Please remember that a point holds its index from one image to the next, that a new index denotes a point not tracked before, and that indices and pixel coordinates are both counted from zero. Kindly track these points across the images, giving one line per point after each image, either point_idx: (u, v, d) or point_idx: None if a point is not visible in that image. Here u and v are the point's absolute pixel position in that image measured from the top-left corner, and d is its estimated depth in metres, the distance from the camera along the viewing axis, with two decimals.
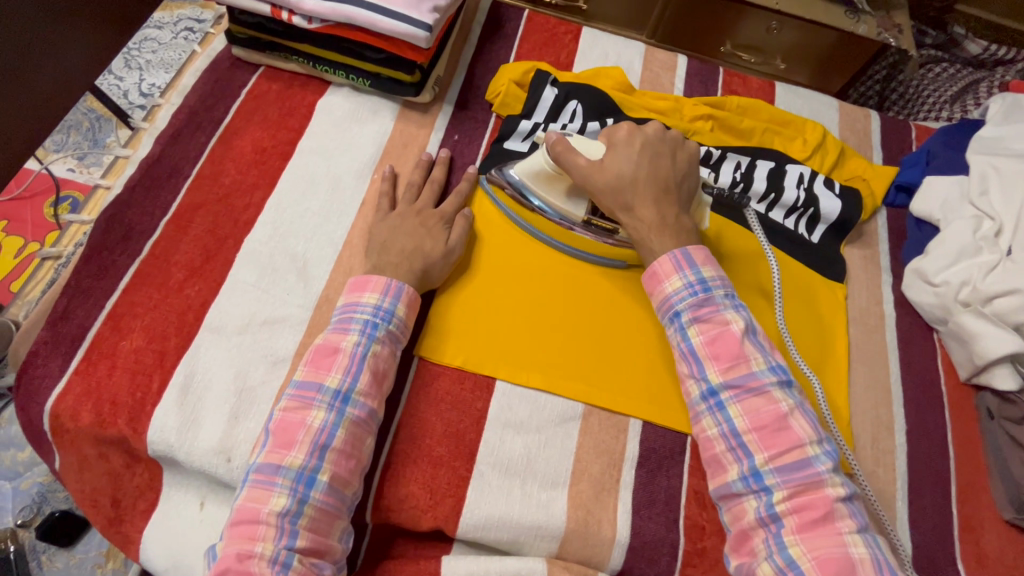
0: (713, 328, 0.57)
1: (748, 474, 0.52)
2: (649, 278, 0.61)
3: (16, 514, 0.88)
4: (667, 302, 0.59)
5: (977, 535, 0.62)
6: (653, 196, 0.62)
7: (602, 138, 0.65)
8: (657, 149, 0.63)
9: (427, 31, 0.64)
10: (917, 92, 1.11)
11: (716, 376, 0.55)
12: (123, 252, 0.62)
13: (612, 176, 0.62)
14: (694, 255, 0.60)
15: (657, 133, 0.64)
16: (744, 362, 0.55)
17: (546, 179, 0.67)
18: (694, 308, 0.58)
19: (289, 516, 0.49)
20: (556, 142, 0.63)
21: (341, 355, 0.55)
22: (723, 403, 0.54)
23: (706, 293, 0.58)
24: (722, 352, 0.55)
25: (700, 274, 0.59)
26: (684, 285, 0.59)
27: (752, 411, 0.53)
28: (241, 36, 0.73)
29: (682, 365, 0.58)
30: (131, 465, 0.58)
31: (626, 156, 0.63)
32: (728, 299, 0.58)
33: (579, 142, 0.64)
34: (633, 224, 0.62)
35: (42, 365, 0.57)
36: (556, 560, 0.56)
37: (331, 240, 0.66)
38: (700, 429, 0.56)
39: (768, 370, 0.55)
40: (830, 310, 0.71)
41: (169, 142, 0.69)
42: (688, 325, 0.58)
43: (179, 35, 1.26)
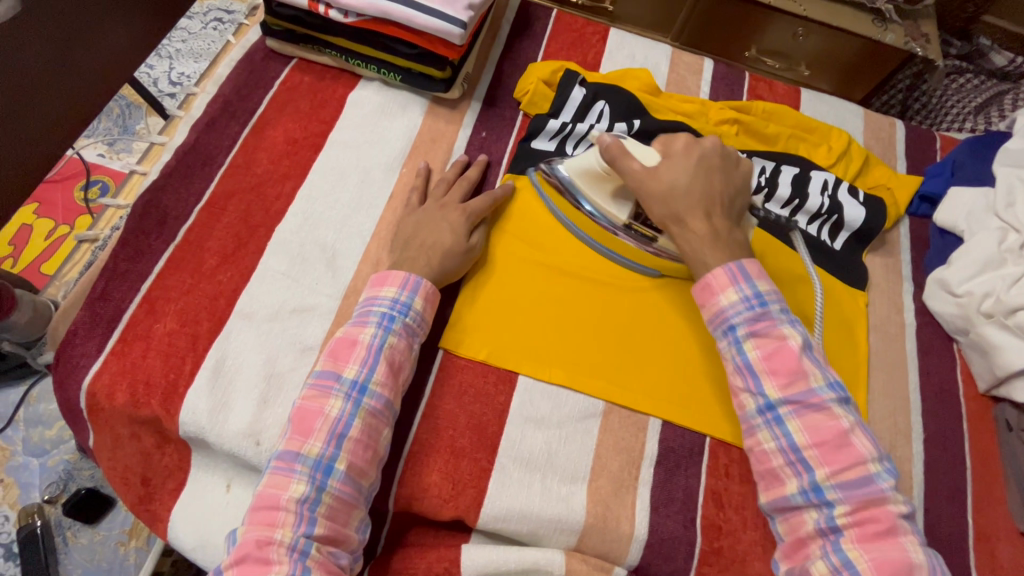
0: (770, 343, 0.56)
1: (808, 489, 0.52)
2: (701, 289, 0.60)
3: (43, 490, 0.90)
4: (722, 315, 0.58)
5: (992, 545, 0.62)
6: (706, 209, 0.62)
7: (658, 147, 0.65)
8: (714, 163, 0.64)
9: (461, 28, 0.65)
10: (941, 101, 1.12)
11: (774, 392, 0.55)
12: (159, 237, 0.64)
13: (666, 185, 0.62)
14: (748, 268, 0.59)
15: (714, 148, 0.64)
16: (803, 379, 0.55)
17: (595, 180, 0.67)
18: (750, 322, 0.57)
19: (308, 503, 0.50)
20: (611, 145, 0.63)
21: (359, 347, 0.56)
22: (781, 418, 0.54)
23: (763, 308, 0.57)
24: (780, 367, 0.55)
25: (755, 289, 0.58)
26: (740, 299, 0.58)
27: (813, 428, 0.53)
28: (276, 29, 0.74)
29: (736, 379, 0.57)
30: (161, 445, 0.59)
31: (683, 166, 0.63)
32: (784, 313, 0.58)
33: (636, 147, 0.64)
34: (683, 236, 0.62)
35: (79, 345, 0.58)
36: (574, 552, 0.57)
37: (360, 231, 0.67)
38: (755, 442, 0.56)
39: (827, 386, 0.55)
40: (854, 319, 0.71)
41: (204, 130, 0.70)
42: (744, 339, 0.57)
43: (209, 25, 1.28)
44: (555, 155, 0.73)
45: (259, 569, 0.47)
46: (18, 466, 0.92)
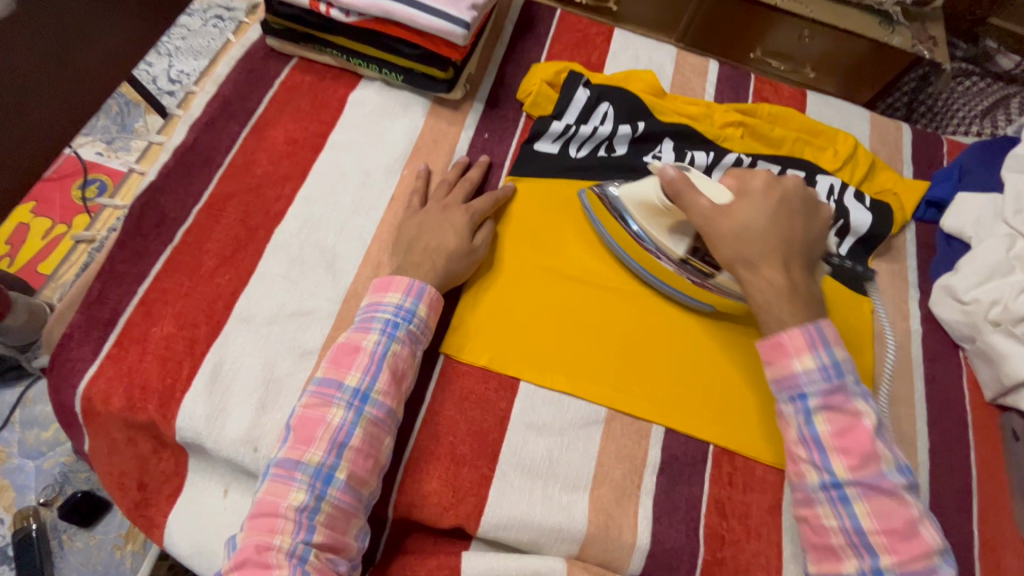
0: (843, 418, 0.53)
1: (869, 573, 0.49)
2: (770, 347, 0.55)
3: (38, 492, 0.90)
4: (793, 380, 0.54)
5: (997, 556, 0.61)
6: (780, 257, 0.57)
7: (731, 184, 0.61)
8: (792, 207, 0.60)
9: (465, 29, 0.64)
10: (947, 105, 1.10)
11: (843, 471, 0.51)
12: (156, 238, 0.63)
13: (740, 225, 0.58)
14: (827, 333, 0.55)
15: (795, 190, 0.60)
16: (876, 462, 0.51)
17: (652, 212, 0.63)
18: (825, 394, 0.53)
19: (307, 511, 0.49)
20: (675, 177, 0.59)
21: (362, 354, 0.55)
22: (848, 498, 0.51)
23: (839, 380, 0.53)
24: (853, 446, 0.51)
25: (833, 357, 0.54)
26: (816, 367, 0.54)
27: (882, 513, 0.50)
28: (276, 27, 0.73)
29: (799, 450, 0.54)
30: (158, 450, 0.59)
31: (760, 207, 0.59)
32: (859, 386, 0.54)
33: (703, 181, 0.60)
34: (752, 282, 0.57)
35: (74, 348, 0.57)
36: (575, 561, 0.56)
37: (360, 234, 0.66)
38: (812, 515, 0.52)
39: (899, 471, 0.51)
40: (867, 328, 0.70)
41: (202, 130, 0.69)
42: (815, 410, 0.53)
43: (209, 22, 1.27)
44: (559, 159, 0.72)
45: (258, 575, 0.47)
46: (14, 468, 0.91)
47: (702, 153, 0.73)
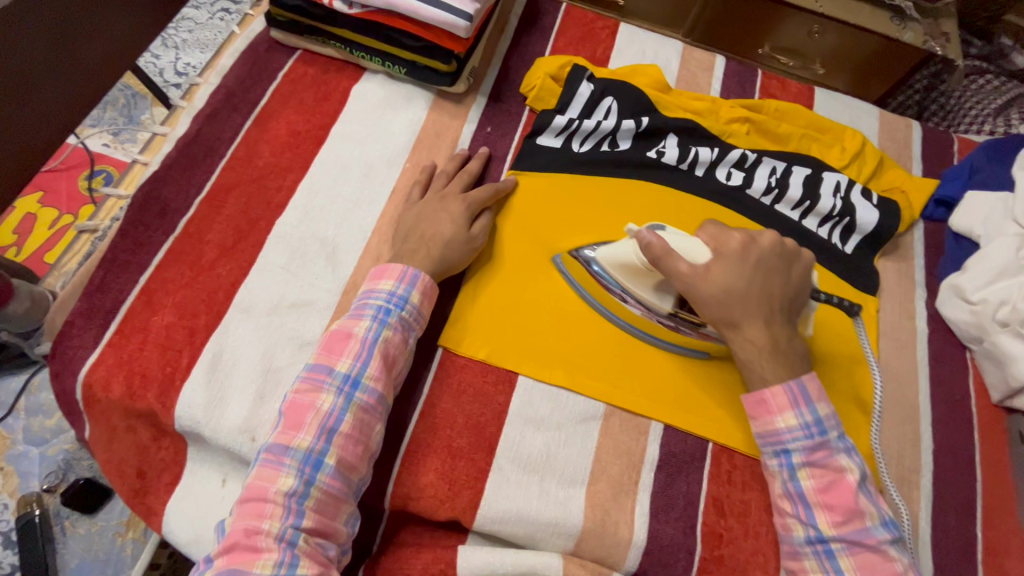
0: (826, 474, 0.53)
1: None
2: (755, 404, 0.56)
3: (42, 479, 0.91)
4: (777, 437, 0.55)
5: (1001, 560, 0.60)
6: (764, 316, 0.57)
7: (708, 240, 0.58)
8: (771, 265, 0.57)
9: (468, 21, 0.64)
10: (959, 103, 1.09)
11: (828, 527, 0.52)
12: (158, 228, 0.63)
13: (720, 289, 0.56)
14: (810, 389, 0.55)
15: (771, 246, 0.58)
16: (859, 518, 0.52)
17: (633, 272, 0.61)
18: (808, 451, 0.54)
19: (296, 497, 0.49)
20: (653, 243, 0.56)
21: (353, 340, 0.55)
22: (832, 552, 0.52)
23: (822, 437, 0.54)
24: (837, 503, 0.52)
25: (816, 414, 0.55)
26: (799, 424, 0.54)
27: (867, 568, 0.51)
28: (279, 19, 0.73)
29: (785, 503, 0.54)
30: (157, 438, 0.59)
31: (739, 268, 0.57)
32: (842, 441, 0.55)
33: (681, 242, 0.57)
34: (739, 344, 0.57)
35: (76, 335, 0.58)
36: (571, 557, 0.56)
37: (360, 226, 0.66)
38: (799, 568, 0.53)
39: (883, 525, 0.52)
40: (852, 347, 0.67)
41: (205, 121, 0.70)
42: (798, 467, 0.54)
43: (215, 15, 1.27)
44: (563, 153, 0.72)
45: (247, 558, 0.46)
46: (19, 454, 0.93)
47: (706, 149, 0.72)
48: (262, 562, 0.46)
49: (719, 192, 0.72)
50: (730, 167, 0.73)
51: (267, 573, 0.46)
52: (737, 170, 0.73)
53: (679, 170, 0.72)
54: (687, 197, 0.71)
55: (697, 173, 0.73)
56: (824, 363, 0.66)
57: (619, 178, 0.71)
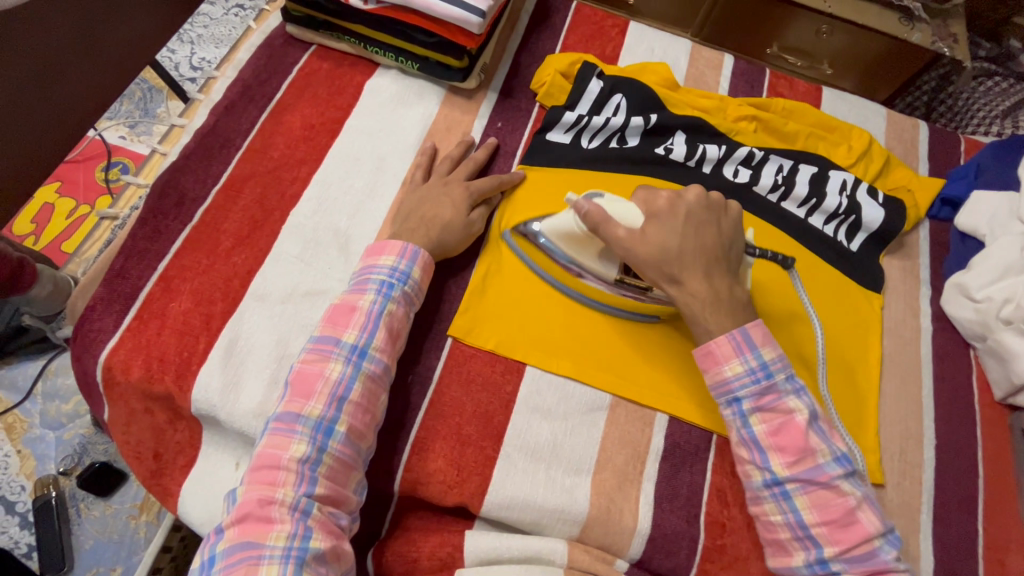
0: (776, 417, 0.54)
1: (815, 563, 0.51)
2: (703, 356, 0.56)
3: (58, 462, 0.93)
4: (726, 386, 0.55)
5: (1002, 554, 0.61)
6: (703, 268, 0.57)
7: (639, 203, 0.59)
8: (701, 219, 0.58)
9: (480, 17, 0.65)
10: (967, 105, 1.07)
11: (782, 469, 0.52)
12: (176, 217, 0.64)
13: (655, 248, 0.56)
14: (753, 336, 0.55)
15: (698, 200, 0.58)
16: (811, 456, 0.52)
17: (577, 243, 0.61)
18: (756, 396, 0.54)
19: (309, 463, 0.50)
20: (591, 211, 0.57)
21: (358, 313, 0.57)
22: (788, 493, 0.52)
23: (769, 381, 0.54)
24: (788, 444, 0.53)
25: (760, 359, 0.55)
26: (745, 370, 0.54)
27: (821, 505, 0.51)
28: (296, 14, 0.74)
29: (741, 451, 0.55)
30: (174, 421, 0.61)
31: (671, 226, 0.57)
32: (791, 383, 0.55)
33: (616, 207, 0.58)
34: (683, 298, 0.57)
35: (96, 320, 0.59)
36: (576, 543, 0.57)
37: (372, 217, 0.67)
38: (761, 512, 0.54)
39: (834, 462, 0.52)
40: (794, 303, 0.67)
41: (222, 113, 0.71)
42: (749, 413, 0.54)
43: (230, 12, 1.29)
44: (572, 149, 0.73)
45: (260, 529, 0.47)
46: (35, 438, 0.95)
47: (714, 146, 0.73)
48: (275, 533, 0.46)
49: (726, 187, 0.73)
50: (737, 165, 0.74)
51: (281, 544, 0.46)
52: (744, 168, 0.74)
53: (687, 167, 0.73)
54: None
55: (704, 169, 0.73)
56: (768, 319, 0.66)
57: (627, 173, 0.72)
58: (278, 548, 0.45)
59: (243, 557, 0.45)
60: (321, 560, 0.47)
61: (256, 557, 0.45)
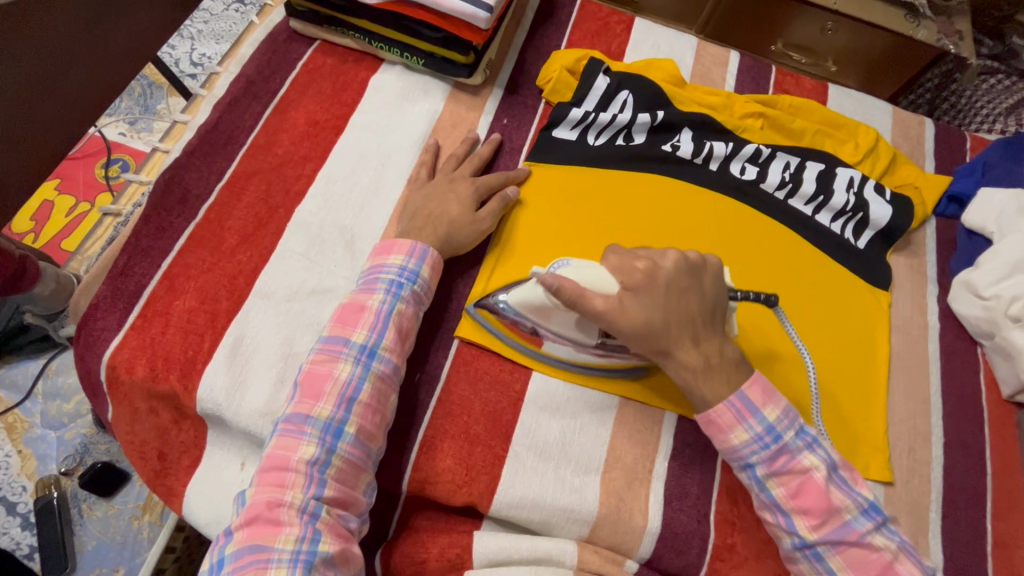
0: (794, 478, 0.52)
1: None
2: (706, 424, 0.54)
3: (60, 462, 0.92)
4: (737, 455, 0.54)
5: (1011, 552, 0.61)
6: (690, 336, 0.53)
7: (613, 270, 0.54)
8: (683, 286, 0.53)
9: (488, 12, 0.64)
10: (970, 103, 1.07)
11: (809, 531, 0.51)
12: (180, 214, 0.64)
13: (638, 323, 0.52)
14: (752, 397, 0.54)
15: (677, 264, 0.53)
16: (836, 514, 0.51)
17: (548, 313, 0.56)
18: (768, 461, 0.53)
19: (318, 465, 0.49)
20: (560, 290, 0.52)
21: (367, 313, 0.56)
22: (821, 555, 0.51)
23: (779, 443, 0.53)
24: (811, 505, 0.51)
25: (765, 423, 0.53)
26: (752, 437, 0.53)
27: (857, 564, 0.50)
28: (300, 9, 0.73)
29: (765, 514, 0.54)
30: (178, 421, 0.60)
31: (651, 296, 0.52)
32: (802, 439, 0.53)
33: (588, 278, 0.53)
34: (673, 369, 0.54)
35: (100, 318, 0.59)
36: (586, 543, 0.57)
37: (378, 214, 0.67)
38: (798, 571, 0.53)
39: (861, 516, 0.51)
40: (774, 342, 0.65)
41: (226, 109, 0.70)
42: (765, 478, 0.53)
43: (230, 7, 1.28)
44: (578, 146, 0.72)
45: (268, 532, 0.46)
46: (36, 438, 0.94)
47: (721, 143, 0.73)
48: (284, 536, 0.45)
49: (734, 186, 0.72)
50: (744, 162, 0.73)
51: (290, 547, 0.45)
52: (751, 165, 0.73)
53: (694, 163, 0.72)
54: (701, 191, 0.71)
55: (711, 167, 0.73)
56: (761, 355, 0.65)
57: (632, 171, 0.71)
58: (287, 552, 0.45)
59: (252, 560, 0.45)
60: (329, 563, 0.46)
61: (265, 560, 0.45)
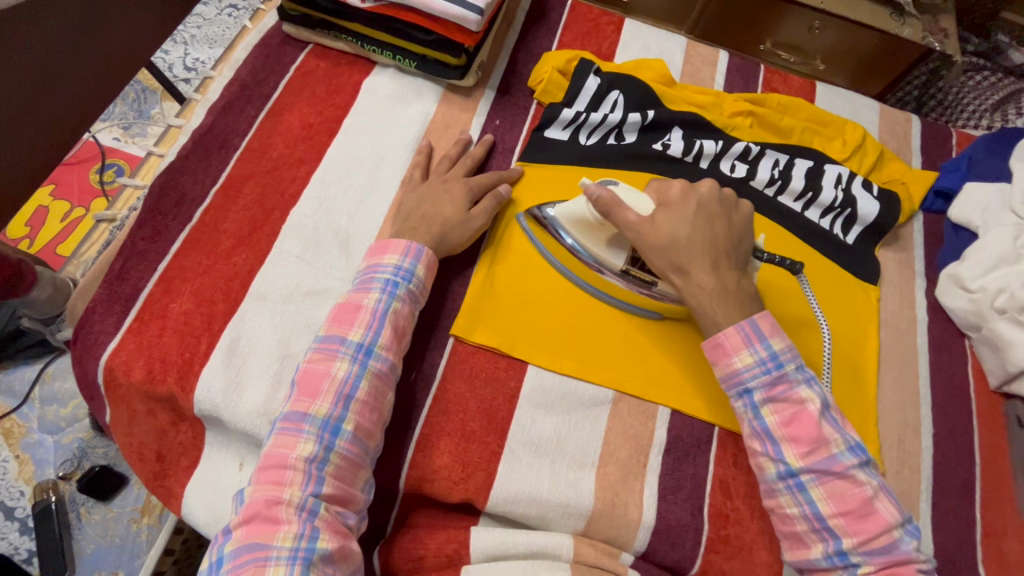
0: (788, 408, 0.54)
1: (834, 554, 0.51)
2: (712, 348, 0.56)
3: (57, 466, 0.93)
4: (737, 378, 0.55)
5: (1000, 540, 0.62)
6: (710, 259, 0.57)
7: (653, 193, 0.61)
8: (712, 212, 0.59)
9: (478, 14, 0.65)
10: (957, 98, 1.08)
11: (796, 460, 0.52)
12: (175, 218, 0.64)
13: (665, 235, 0.58)
14: (762, 326, 0.55)
15: (710, 193, 0.60)
16: (824, 446, 0.52)
17: (588, 228, 0.63)
18: (767, 386, 0.54)
19: (316, 462, 0.50)
20: (603, 197, 0.58)
21: (363, 311, 0.57)
22: (804, 484, 0.52)
23: (779, 371, 0.54)
24: (802, 434, 0.52)
25: (770, 349, 0.55)
26: (756, 361, 0.55)
27: (837, 495, 0.51)
28: (292, 14, 0.74)
29: (754, 443, 0.55)
30: (176, 423, 0.60)
31: (682, 215, 0.59)
32: (801, 372, 0.55)
33: (629, 194, 0.60)
34: (689, 289, 0.57)
35: (97, 322, 0.59)
36: (581, 537, 0.57)
37: (372, 216, 0.67)
38: (777, 505, 0.53)
39: (848, 452, 0.52)
40: (799, 311, 0.68)
41: (220, 113, 0.71)
42: (761, 404, 0.54)
43: (223, 12, 1.29)
44: (569, 146, 0.73)
45: (266, 530, 0.46)
46: (33, 443, 0.94)
47: (710, 141, 0.74)
48: (282, 534, 0.46)
49: (724, 183, 0.73)
50: (734, 160, 0.74)
51: (288, 545, 0.46)
52: (741, 163, 0.74)
53: (684, 162, 0.73)
54: None
55: (702, 165, 0.74)
56: (792, 317, 0.67)
57: (624, 170, 0.72)
58: (285, 549, 0.45)
59: (251, 558, 0.45)
60: (328, 560, 0.47)
61: (264, 558, 0.45)
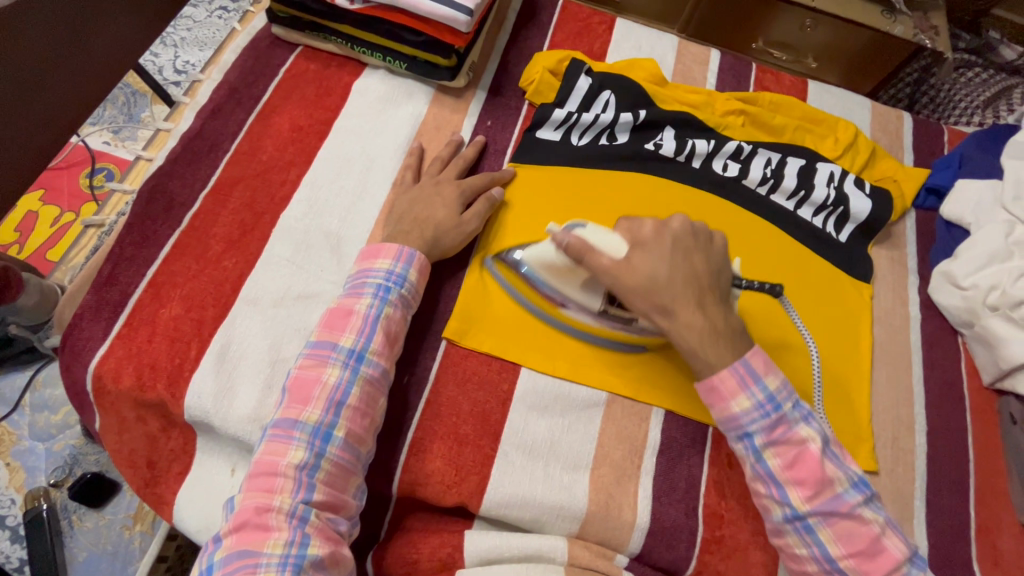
0: (791, 449, 0.53)
1: None
2: (707, 392, 0.55)
3: (48, 474, 0.92)
4: (736, 422, 0.54)
5: (994, 538, 0.62)
6: (694, 298, 0.55)
7: (624, 232, 0.58)
8: (688, 245, 0.57)
9: (468, 15, 0.65)
10: (949, 96, 1.10)
11: (802, 503, 0.51)
12: (164, 222, 0.64)
13: (643, 277, 0.55)
14: (755, 365, 0.54)
15: (683, 227, 0.57)
16: (829, 486, 0.51)
17: (560, 273, 0.60)
18: (767, 430, 0.53)
19: (307, 469, 0.50)
20: (572, 243, 0.56)
21: (355, 317, 0.56)
22: (812, 527, 0.52)
23: (778, 412, 0.53)
24: (806, 477, 0.51)
25: (766, 391, 0.53)
26: (753, 405, 0.53)
27: (845, 536, 0.51)
28: (281, 15, 0.74)
29: (758, 486, 0.54)
30: (167, 429, 0.60)
31: (657, 254, 0.56)
32: (799, 410, 0.54)
33: (598, 237, 0.57)
34: (676, 330, 0.55)
35: (85, 328, 0.59)
36: (575, 539, 0.57)
37: (363, 218, 0.67)
38: (785, 544, 0.53)
39: (852, 489, 0.52)
40: (785, 332, 0.67)
41: (209, 116, 0.70)
42: (763, 448, 0.53)
43: (213, 14, 1.28)
44: (561, 146, 0.73)
45: (256, 537, 0.46)
46: (24, 451, 0.94)
47: (703, 141, 0.73)
48: (272, 541, 0.46)
49: (716, 183, 0.73)
50: (726, 159, 0.74)
51: (278, 552, 0.45)
52: (733, 162, 0.74)
53: (676, 161, 0.73)
54: (685, 189, 0.72)
55: (694, 165, 0.73)
56: (773, 346, 0.66)
57: (615, 170, 0.72)
58: (275, 556, 0.45)
59: (241, 565, 0.45)
60: (319, 566, 0.46)
61: (254, 565, 0.45)
